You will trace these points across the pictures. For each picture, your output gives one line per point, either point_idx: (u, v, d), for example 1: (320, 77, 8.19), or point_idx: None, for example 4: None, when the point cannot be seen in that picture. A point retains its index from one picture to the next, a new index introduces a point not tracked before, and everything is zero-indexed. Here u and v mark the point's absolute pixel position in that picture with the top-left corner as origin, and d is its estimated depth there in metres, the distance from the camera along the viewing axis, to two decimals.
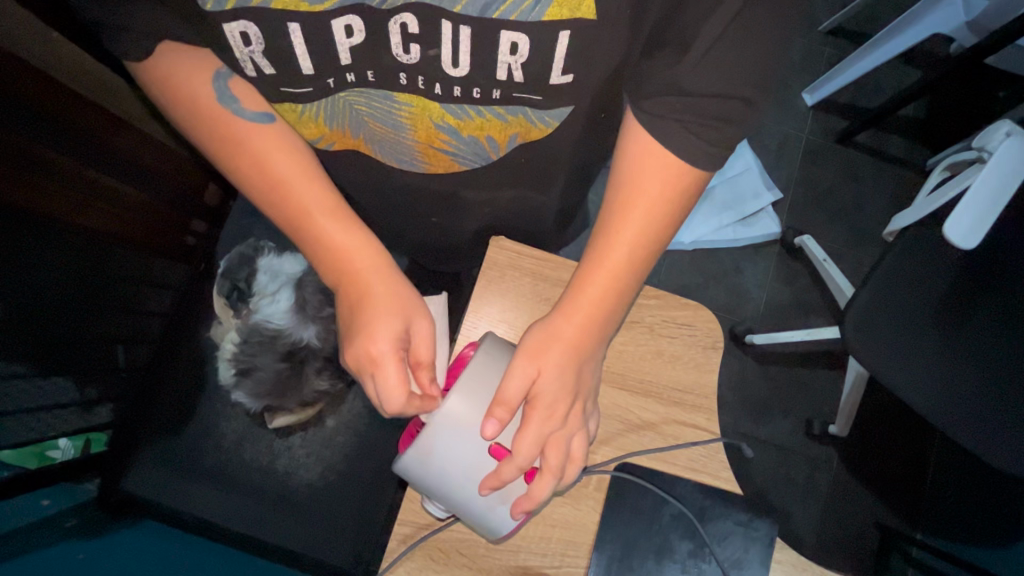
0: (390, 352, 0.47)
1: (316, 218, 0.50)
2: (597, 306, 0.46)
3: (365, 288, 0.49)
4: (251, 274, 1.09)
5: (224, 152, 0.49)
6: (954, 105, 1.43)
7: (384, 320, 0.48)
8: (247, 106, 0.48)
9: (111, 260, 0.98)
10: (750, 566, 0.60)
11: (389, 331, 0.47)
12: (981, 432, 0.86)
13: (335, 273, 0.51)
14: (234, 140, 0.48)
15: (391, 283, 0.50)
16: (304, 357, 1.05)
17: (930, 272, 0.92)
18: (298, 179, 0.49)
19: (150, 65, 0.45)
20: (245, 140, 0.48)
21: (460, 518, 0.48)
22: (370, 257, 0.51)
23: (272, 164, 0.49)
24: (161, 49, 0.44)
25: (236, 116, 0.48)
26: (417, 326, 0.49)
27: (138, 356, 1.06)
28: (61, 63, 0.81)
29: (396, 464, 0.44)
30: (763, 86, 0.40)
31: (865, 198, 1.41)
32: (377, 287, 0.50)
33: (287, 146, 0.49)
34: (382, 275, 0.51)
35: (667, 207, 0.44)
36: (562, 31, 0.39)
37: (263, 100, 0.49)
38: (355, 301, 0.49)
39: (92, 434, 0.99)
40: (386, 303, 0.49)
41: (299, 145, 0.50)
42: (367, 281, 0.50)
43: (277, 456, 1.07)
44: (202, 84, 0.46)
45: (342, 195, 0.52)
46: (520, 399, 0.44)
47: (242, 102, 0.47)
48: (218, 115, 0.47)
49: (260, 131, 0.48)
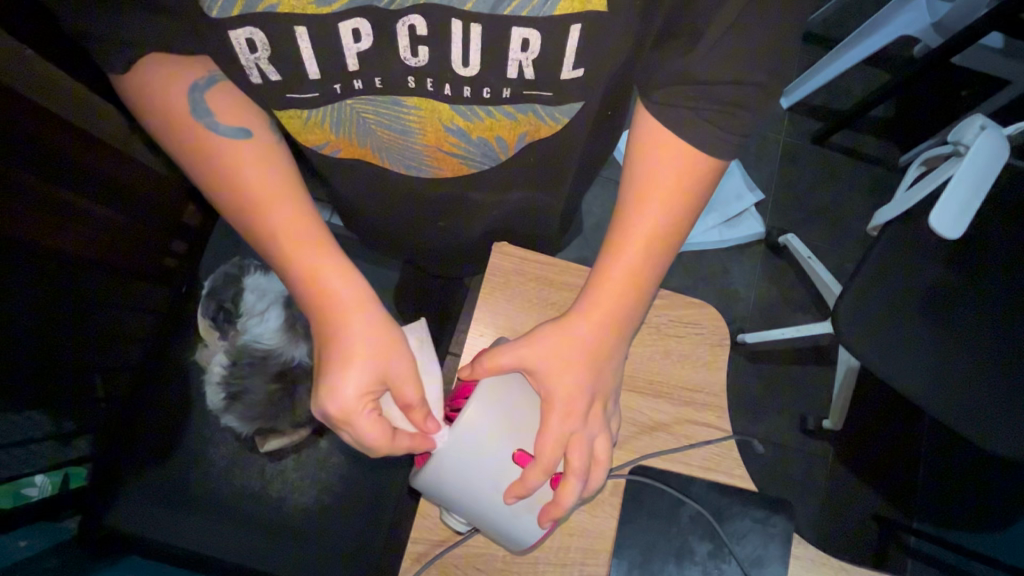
0: (361, 406, 0.45)
1: (286, 257, 0.47)
2: (617, 304, 0.46)
3: (339, 327, 0.47)
4: (237, 294, 1.05)
5: (208, 181, 0.47)
6: (921, 104, 1.49)
7: (355, 367, 0.45)
8: (222, 121, 0.46)
9: (89, 284, 0.94)
10: (770, 563, 0.59)
11: (358, 382, 0.45)
12: (972, 418, 0.88)
13: (311, 308, 0.49)
14: (210, 153, 0.46)
15: (366, 323, 0.47)
16: (296, 377, 1.02)
17: (916, 265, 0.95)
18: (267, 200, 0.46)
19: (135, 77, 0.43)
20: (215, 157, 0.46)
21: (484, 532, 0.47)
22: (348, 294, 0.48)
23: (254, 190, 0.46)
24: (150, 62, 0.43)
25: (210, 131, 0.46)
26: (396, 368, 0.46)
27: (117, 385, 1.01)
28: (38, 82, 0.79)
29: (415, 479, 0.43)
30: (772, 78, 0.40)
31: (843, 196, 1.44)
32: (353, 327, 0.47)
33: (265, 160, 0.47)
34: (358, 311, 0.47)
35: (684, 198, 0.44)
36: (574, 25, 0.38)
37: (243, 115, 0.47)
38: (331, 343, 0.47)
39: (71, 469, 0.94)
40: (361, 347, 0.46)
41: (277, 158, 0.48)
42: (342, 319, 0.47)
43: (268, 482, 1.03)
44: (178, 93, 0.44)
45: (315, 215, 0.49)
46: (513, 370, 0.44)
47: (217, 116, 0.46)
48: (195, 126, 0.45)
49: (242, 147, 0.46)
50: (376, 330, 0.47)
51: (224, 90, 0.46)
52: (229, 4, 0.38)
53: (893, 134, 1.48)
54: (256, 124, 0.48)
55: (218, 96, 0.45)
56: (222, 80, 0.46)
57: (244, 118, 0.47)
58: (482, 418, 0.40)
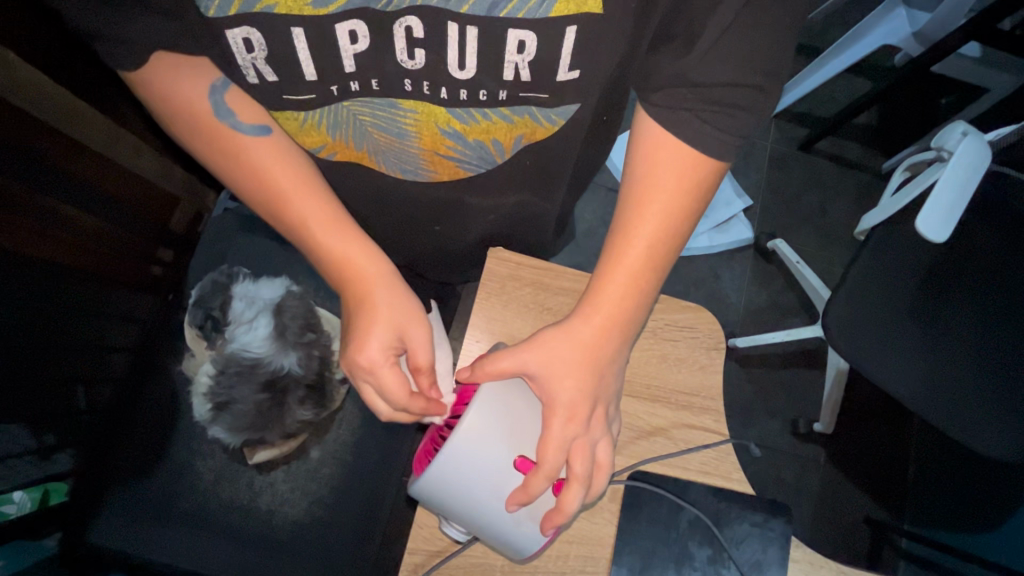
0: (383, 360, 0.45)
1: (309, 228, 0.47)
2: (618, 306, 0.45)
3: (366, 292, 0.47)
4: (226, 302, 0.96)
5: (231, 169, 0.46)
6: (902, 112, 1.52)
7: (379, 325, 0.45)
8: (244, 119, 0.45)
9: (73, 294, 0.93)
10: (769, 567, 0.59)
11: (380, 339, 0.45)
12: (961, 419, 0.90)
13: (335, 277, 0.48)
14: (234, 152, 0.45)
15: (392, 290, 0.47)
16: (286, 386, 0.93)
17: (902, 269, 0.96)
18: (300, 194, 0.46)
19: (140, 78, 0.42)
20: (242, 153, 0.45)
21: (484, 540, 0.46)
22: (375, 265, 0.48)
23: (277, 180, 0.46)
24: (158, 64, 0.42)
25: (237, 131, 0.45)
26: (413, 333, 0.46)
27: (100, 395, 1.00)
28: (21, 88, 0.78)
29: (413, 487, 0.41)
30: (768, 80, 0.41)
31: (829, 202, 1.47)
32: (380, 295, 0.47)
33: (287, 159, 0.46)
34: (386, 282, 0.47)
35: (685, 199, 0.44)
36: (569, 26, 0.38)
37: (259, 111, 0.46)
38: (354, 306, 0.47)
39: (51, 484, 0.91)
40: (387, 308, 0.46)
41: (298, 156, 0.47)
42: (370, 288, 0.47)
43: (257, 494, 0.96)
44: (201, 94, 0.43)
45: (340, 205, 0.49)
46: (514, 374, 0.43)
47: (238, 115, 0.45)
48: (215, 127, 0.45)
49: (261, 143, 0.46)
50: (400, 295, 0.47)
51: (242, 91, 0.45)
52: (226, 3, 0.37)
53: (877, 140, 1.51)
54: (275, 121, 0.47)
55: (238, 96, 0.45)
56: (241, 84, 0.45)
57: (261, 113, 0.46)
58: (482, 426, 0.39)
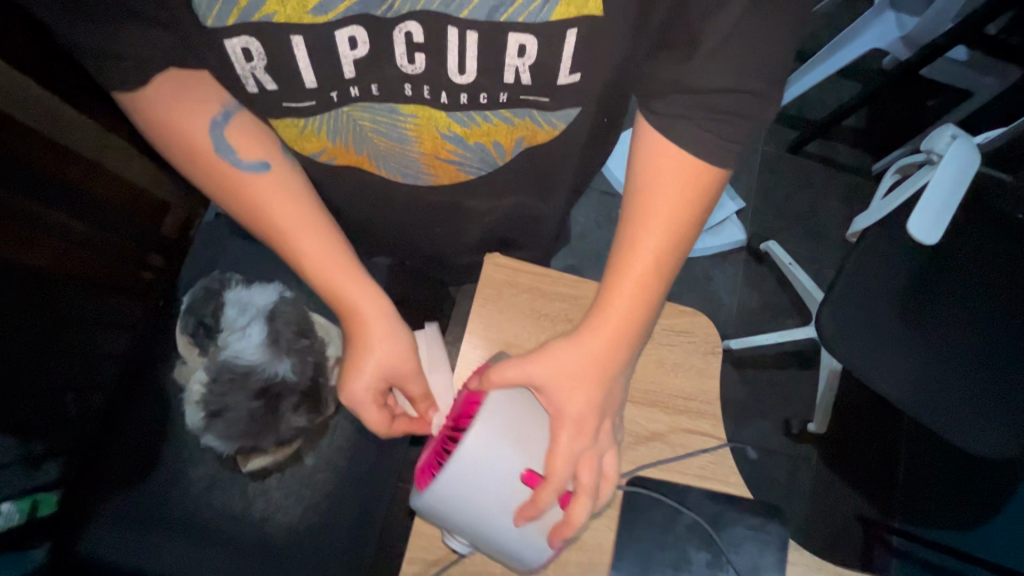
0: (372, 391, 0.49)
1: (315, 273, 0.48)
2: (625, 317, 0.45)
3: (358, 328, 0.48)
4: (217, 309, 0.96)
5: (234, 204, 0.47)
6: (891, 114, 1.54)
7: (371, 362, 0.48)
8: (245, 156, 0.46)
9: (63, 300, 0.91)
10: (767, 571, 0.59)
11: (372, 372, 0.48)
12: (952, 418, 0.91)
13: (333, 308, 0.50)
14: (235, 190, 0.46)
15: (384, 327, 0.48)
16: (279, 393, 0.93)
17: (894, 271, 0.97)
18: (298, 232, 0.46)
19: (137, 96, 0.41)
20: (249, 189, 0.46)
21: (491, 555, 0.46)
22: (369, 300, 0.48)
23: (277, 219, 0.46)
24: (150, 93, 0.41)
25: (235, 167, 0.46)
26: (403, 367, 0.49)
27: (92, 404, 0.96)
28: (12, 95, 0.78)
29: (421, 504, 0.41)
30: (769, 83, 0.41)
31: (820, 204, 1.48)
32: (371, 331, 0.48)
33: (285, 194, 0.47)
34: (379, 318, 0.49)
35: (689, 208, 0.44)
36: (569, 29, 0.38)
37: (262, 147, 0.47)
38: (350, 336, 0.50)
39: (40, 496, 0.88)
40: (378, 345, 0.48)
41: (297, 192, 0.47)
42: (361, 323, 0.48)
43: (251, 502, 0.95)
44: (196, 127, 0.44)
45: (340, 241, 0.49)
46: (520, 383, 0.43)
47: (240, 152, 0.46)
48: (213, 162, 0.45)
49: (260, 180, 0.46)
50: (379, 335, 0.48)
51: (243, 125, 0.46)
52: (225, 12, 0.37)
53: (867, 143, 1.53)
54: (275, 155, 0.47)
55: (238, 131, 0.45)
56: (236, 113, 0.46)
57: (262, 149, 0.47)
58: (489, 439, 0.39)
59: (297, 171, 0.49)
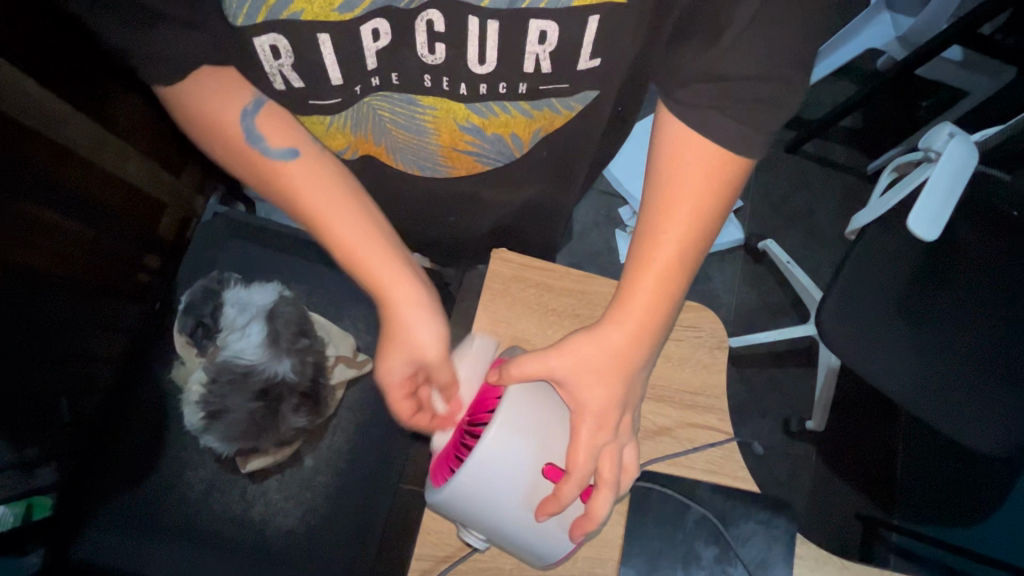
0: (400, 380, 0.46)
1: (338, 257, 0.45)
2: (648, 309, 0.45)
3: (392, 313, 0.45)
4: (216, 309, 0.95)
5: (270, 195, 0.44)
6: (886, 115, 1.56)
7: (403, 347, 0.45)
8: (274, 143, 0.42)
9: (58, 302, 0.90)
10: (775, 565, 0.59)
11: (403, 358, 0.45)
12: (951, 414, 0.91)
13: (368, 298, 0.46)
14: (271, 179, 0.43)
15: (419, 313, 0.45)
16: (280, 394, 0.93)
17: (893, 268, 0.98)
18: (339, 214, 0.43)
19: (171, 94, 0.39)
20: (283, 179, 0.42)
21: (509, 550, 0.46)
22: (404, 285, 0.44)
23: (315, 206, 0.43)
24: (187, 85, 0.39)
25: (265, 156, 0.42)
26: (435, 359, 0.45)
27: (86, 407, 0.96)
28: (7, 90, 0.77)
29: (439, 500, 0.41)
30: (788, 72, 0.41)
31: (817, 203, 1.49)
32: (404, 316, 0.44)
33: (325, 176, 0.43)
34: (413, 304, 0.45)
35: (712, 201, 0.44)
36: (592, 16, 0.38)
37: (292, 135, 0.43)
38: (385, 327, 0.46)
39: (34, 498, 0.87)
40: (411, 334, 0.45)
41: (335, 174, 0.44)
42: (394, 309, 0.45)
43: (251, 504, 0.94)
44: (233, 120, 0.41)
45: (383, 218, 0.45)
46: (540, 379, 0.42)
47: (269, 140, 0.42)
48: (248, 155, 0.42)
49: (294, 168, 0.43)
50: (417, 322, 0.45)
51: (273, 112, 0.43)
52: (254, 10, 0.37)
53: (862, 143, 1.54)
54: (307, 142, 0.44)
55: (270, 118, 0.42)
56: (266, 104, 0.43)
57: (291, 133, 0.43)
58: (510, 434, 0.39)
59: (329, 157, 0.45)
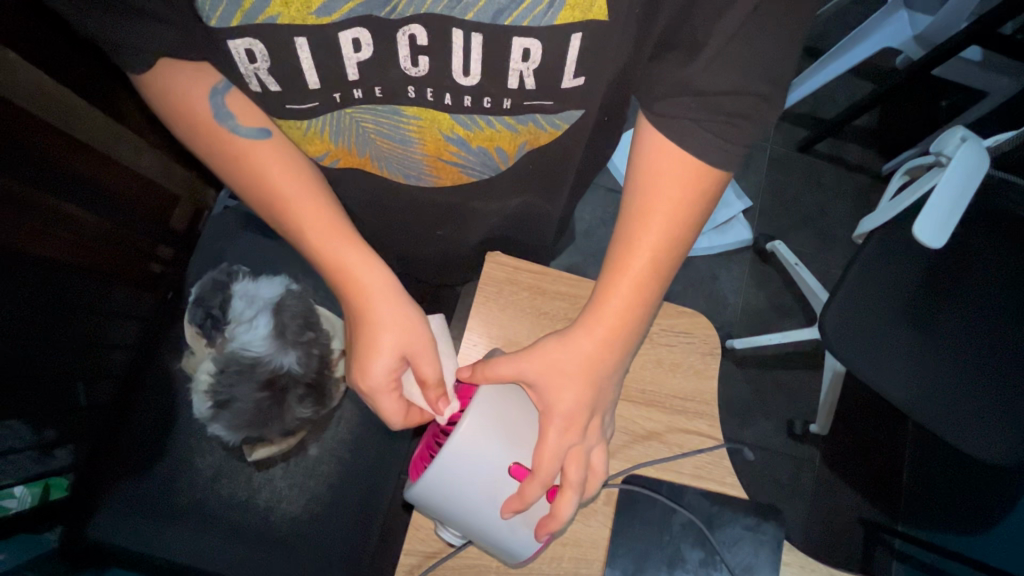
0: (386, 382, 0.46)
1: (317, 237, 0.47)
2: (621, 317, 0.46)
3: (367, 310, 0.47)
4: (226, 300, 0.95)
5: (228, 170, 0.47)
6: (903, 114, 1.53)
7: (382, 346, 0.46)
8: (244, 123, 0.46)
9: (72, 290, 0.93)
10: (761, 570, 0.59)
11: (385, 361, 0.46)
12: (956, 423, 0.90)
13: (339, 292, 0.49)
14: (235, 157, 0.46)
15: (394, 306, 0.47)
16: (285, 384, 0.92)
17: (899, 275, 0.96)
18: (301, 196, 0.47)
19: (149, 79, 0.43)
20: (248, 157, 0.46)
21: (479, 544, 0.47)
22: (375, 276, 0.48)
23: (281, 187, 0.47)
24: (162, 67, 0.42)
25: (231, 133, 0.46)
26: (417, 348, 0.46)
27: (100, 393, 0.99)
28: (21, 87, 0.79)
29: (410, 492, 0.42)
30: (769, 89, 0.41)
31: (829, 204, 1.47)
32: (379, 310, 0.47)
33: (290, 163, 0.47)
34: (386, 296, 0.48)
35: (687, 210, 0.45)
36: (574, 33, 0.39)
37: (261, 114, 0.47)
38: (357, 323, 0.48)
39: (52, 479, 0.90)
40: (387, 327, 0.46)
41: (302, 161, 0.48)
42: (369, 304, 0.47)
43: (256, 491, 0.96)
44: (199, 99, 0.44)
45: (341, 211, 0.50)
46: (511, 380, 0.44)
47: (239, 119, 0.45)
48: (215, 131, 0.45)
49: (260, 147, 0.46)
50: (405, 314, 0.47)
51: (244, 93, 0.45)
52: (229, 14, 0.37)
53: (877, 143, 1.51)
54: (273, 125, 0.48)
55: (237, 98, 0.45)
56: (232, 89, 0.45)
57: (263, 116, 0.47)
58: (478, 432, 0.40)
59: (296, 149, 0.49)
